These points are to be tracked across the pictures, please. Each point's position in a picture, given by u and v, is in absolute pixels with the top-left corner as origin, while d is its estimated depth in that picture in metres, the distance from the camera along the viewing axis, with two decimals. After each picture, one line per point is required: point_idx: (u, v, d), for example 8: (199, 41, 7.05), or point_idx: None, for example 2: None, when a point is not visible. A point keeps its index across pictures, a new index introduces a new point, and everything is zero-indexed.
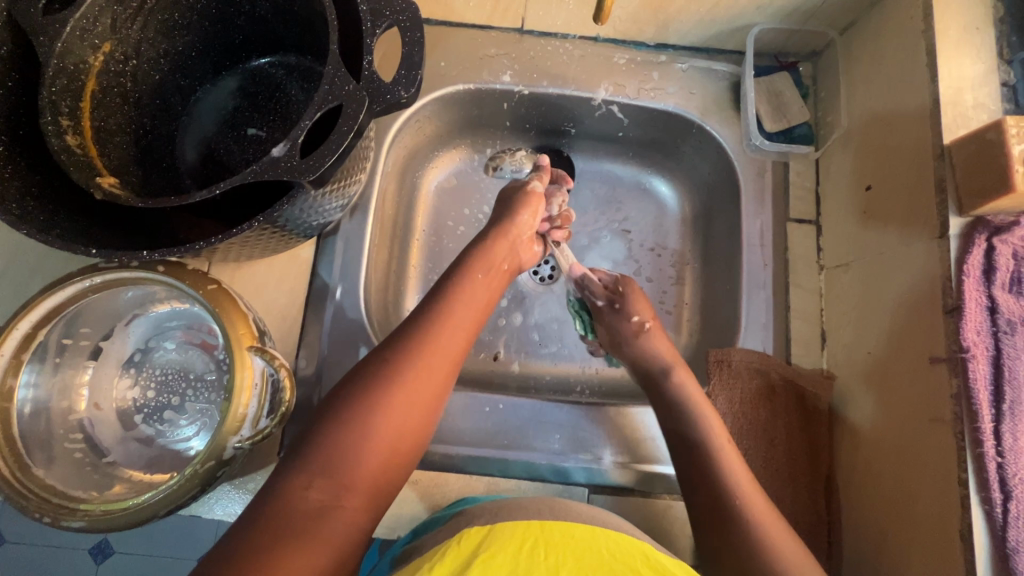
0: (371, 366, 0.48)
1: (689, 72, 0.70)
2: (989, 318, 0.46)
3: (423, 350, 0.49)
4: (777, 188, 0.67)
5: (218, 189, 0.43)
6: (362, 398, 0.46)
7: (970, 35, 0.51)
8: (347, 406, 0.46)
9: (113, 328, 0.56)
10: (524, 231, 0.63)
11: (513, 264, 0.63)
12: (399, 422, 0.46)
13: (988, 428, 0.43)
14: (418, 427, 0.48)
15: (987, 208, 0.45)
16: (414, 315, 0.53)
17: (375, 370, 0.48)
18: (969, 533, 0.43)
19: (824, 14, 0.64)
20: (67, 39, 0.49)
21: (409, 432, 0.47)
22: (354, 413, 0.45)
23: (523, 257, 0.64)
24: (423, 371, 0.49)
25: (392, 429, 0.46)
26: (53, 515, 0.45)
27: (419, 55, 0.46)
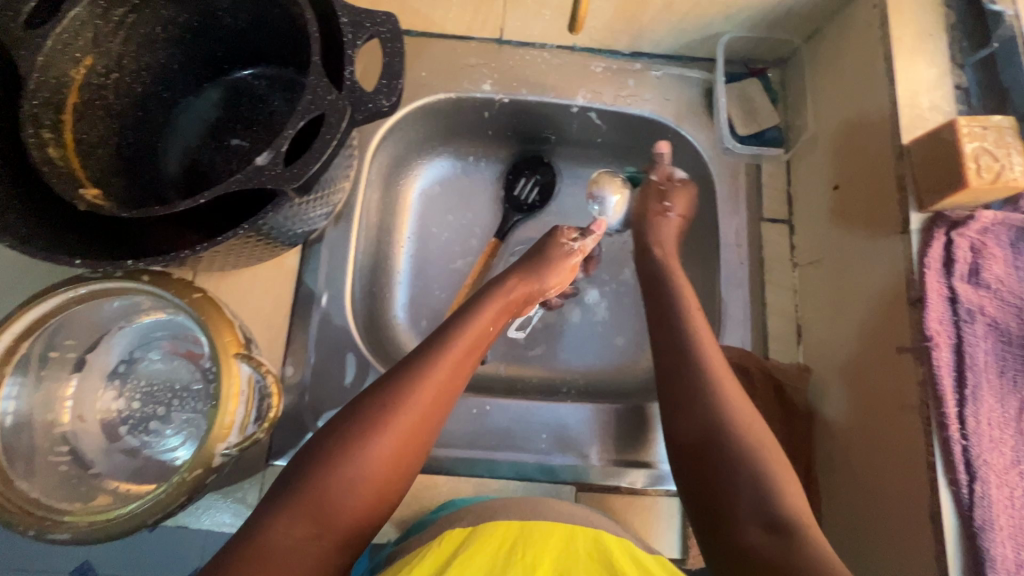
0: (374, 403, 0.49)
1: (663, 79, 0.72)
2: (950, 307, 0.48)
3: (423, 396, 0.50)
4: (751, 190, 0.70)
5: (202, 199, 0.43)
6: (356, 444, 0.47)
7: (924, 42, 0.54)
8: (334, 445, 0.47)
9: (98, 340, 0.56)
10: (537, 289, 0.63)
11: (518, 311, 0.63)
12: (393, 462, 0.48)
13: (952, 413, 0.45)
14: (411, 462, 0.49)
15: (945, 203, 0.48)
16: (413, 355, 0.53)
17: (360, 416, 0.49)
18: (938, 514, 0.45)
19: (789, 23, 0.67)
20: (48, 53, 0.49)
21: (400, 470, 0.48)
22: (349, 453, 0.46)
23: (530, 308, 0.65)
24: (427, 414, 0.50)
25: (386, 469, 0.47)
26: (39, 528, 0.45)
27: (399, 65, 0.48)
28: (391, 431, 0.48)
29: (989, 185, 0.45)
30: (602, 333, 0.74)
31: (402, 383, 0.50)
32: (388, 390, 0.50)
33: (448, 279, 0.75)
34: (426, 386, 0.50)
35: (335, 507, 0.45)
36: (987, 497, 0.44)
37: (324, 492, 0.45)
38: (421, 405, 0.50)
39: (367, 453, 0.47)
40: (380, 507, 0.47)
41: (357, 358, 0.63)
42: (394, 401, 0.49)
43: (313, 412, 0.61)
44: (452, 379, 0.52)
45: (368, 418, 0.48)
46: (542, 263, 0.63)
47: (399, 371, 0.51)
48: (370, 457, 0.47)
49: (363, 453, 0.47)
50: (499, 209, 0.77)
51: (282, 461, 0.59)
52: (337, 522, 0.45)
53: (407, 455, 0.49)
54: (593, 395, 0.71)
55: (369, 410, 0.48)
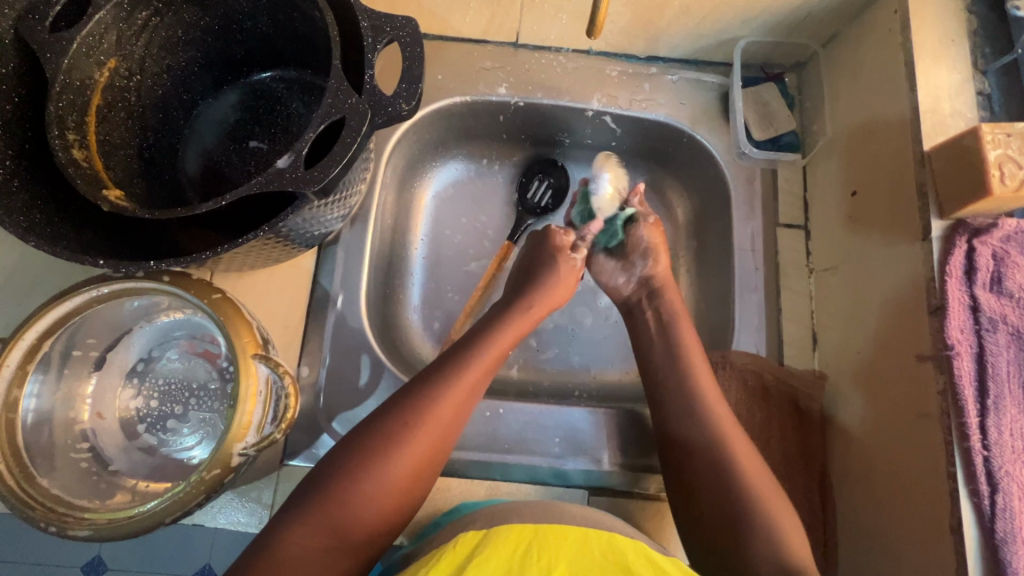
0: (391, 420, 0.50)
1: (679, 84, 0.72)
2: (971, 317, 0.47)
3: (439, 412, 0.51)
4: (766, 195, 0.69)
5: (224, 201, 0.44)
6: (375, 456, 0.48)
7: (946, 47, 0.54)
8: (360, 453, 0.48)
9: (117, 339, 0.57)
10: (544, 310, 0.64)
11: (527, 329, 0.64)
12: (415, 474, 0.49)
13: (974, 423, 0.45)
14: (428, 475, 0.50)
15: (967, 211, 0.47)
16: (427, 374, 0.54)
17: (382, 429, 0.49)
18: (959, 525, 0.44)
19: (807, 27, 0.66)
20: (72, 55, 0.50)
21: (416, 485, 0.49)
22: (369, 464, 0.47)
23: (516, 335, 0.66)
24: (441, 431, 0.50)
25: (403, 483, 0.48)
26: (59, 524, 0.46)
27: (419, 69, 0.48)
28: (413, 443, 0.49)
29: (1013, 193, 0.45)
30: (614, 337, 0.74)
31: (423, 397, 0.51)
32: (406, 406, 0.51)
33: (462, 282, 0.75)
34: (447, 400, 0.51)
35: (354, 512, 0.46)
36: (1009, 509, 0.43)
37: (344, 495, 0.46)
38: (442, 419, 0.51)
39: (387, 466, 0.47)
40: (398, 518, 0.48)
41: (371, 359, 0.63)
42: (417, 415, 0.50)
43: (328, 413, 0.62)
44: (470, 394, 0.53)
45: (383, 437, 0.49)
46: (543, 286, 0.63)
47: (417, 385, 0.52)
48: (393, 470, 0.48)
49: (387, 464, 0.47)
50: (513, 212, 0.78)
51: (297, 461, 0.59)
52: (354, 528, 0.46)
53: (426, 467, 0.50)
54: (606, 399, 0.71)
55: (392, 422, 0.50)
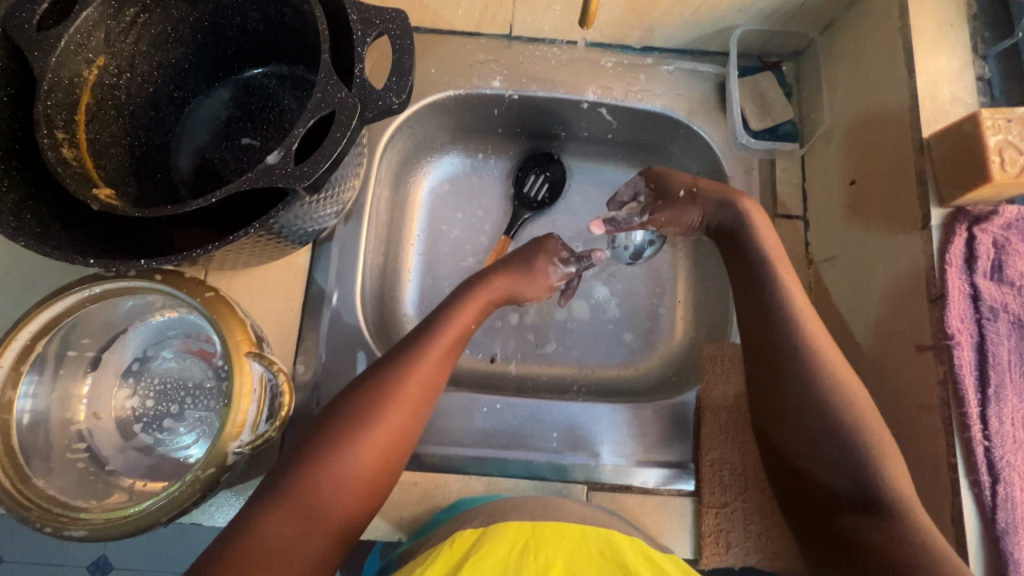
0: (354, 403, 0.50)
1: (675, 74, 0.71)
2: (972, 305, 0.47)
3: (404, 391, 0.51)
4: (764, 186, 0.68)
5: (213, 198, 0.43)
6: (343, 439, 0.48)
7: (945, 33, 0.53)
8: (326, 439, 0.48)
9: (112, 339, 0.57)
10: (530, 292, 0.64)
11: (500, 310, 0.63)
12: (381, 456, 0.49)
13: (975, 413, 0.44)
14: (396, 457, 0.50)
15: (967, 198, 0.47)
16: (389, 355, 0.53)
17: (348, 412, 0.49)
18: (959, 516, 0.44)
19: (804, 15, 0.65)
20: (61, 53, 0.49)
21: (387, 466, 0.49)
22: (337, 449, 0.47)
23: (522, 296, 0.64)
24: (406, 411, 0.50)
25: (373, 465, 0.48)
26: (55, 524, 0.46)
27: (409, 62, 0.47)
28: (377, 426, 0.49)
29: (1013, 179, 0.44)
30: (612, 330, 0.74)
31: (384, 379, 0.51)
32: (369, 388, 0.50)
33: (458, 278, 0.75)
34: (408, 381, 0.51)
35: (323, 497, 0.46)
36: (1010, 500, 0.43)
37: (314, 481, 0.46)
38: (403, 400, 0.51)
39: (354, 448, 0.48)
40: (370, 500, 0.48)
41: (367, 355, 0.63)
42: (379, 397, 0.50)
43: (324, 410, 0.61)
44: (433, 374, 0.53)
45: (349, 419, 0.49)
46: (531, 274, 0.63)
47: (378, 366, 0.52)
48: (359, 452, 0.48)
49: (352, 447, 0.48)
50: (508, 206, 0.77)
51: None
52: (328, 512, 0.46)
53: (393, 448, 0.50)
54: (604, 394, 0.70)
55: (354, 405, 0.50)
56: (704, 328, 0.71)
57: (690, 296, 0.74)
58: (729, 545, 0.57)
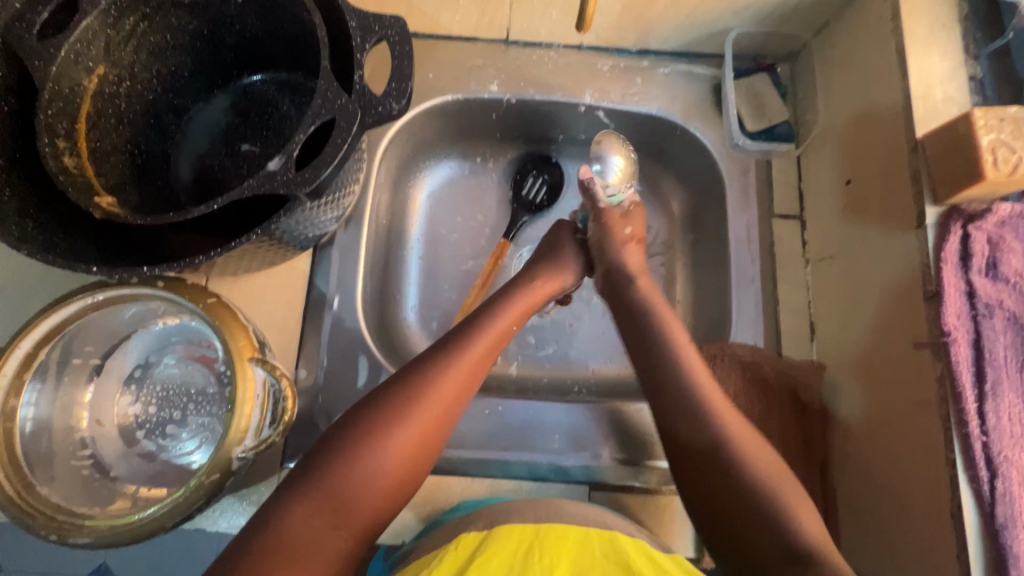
0: (395, 397, 0.49)
1: (671, 76, 0.72)
2: (968, 302, 0.47)
3: (446, 388, 0.50)
4: (761, 186, 0.69)
5: (217, 204, 0.44)
6: (382, 434, 0.47)
7: (937, 33, 0.54)
8: (358, 434, 0.47)
9: (114, 345, 0.57)
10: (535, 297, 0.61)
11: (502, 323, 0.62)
12: (414, 454, 0.48)
13: (972, 409, 0.45)
14: (431, 454, 0.49)
15: (961, 197, 0.47)
16: (433, 349, 0.53)
17: (388, 404, 0.48)
18: (958, 511, 0.44)
19: (797, 17, 0.66)
20: (61, 63, 0.50)
21: (420, 463, 0.48)
22: (372, 444, 0.46)
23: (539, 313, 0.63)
24: (446, 410, 0.50)
25: (406, 463, 0.47)
26: (59, 532, 0.46)
27: (408, 68, 0.48)
28: (412, 421, 0.48)
29: (1007, 177, 0.44)
30: (610, 331, 0.74)
31: (423, 373, 0.50)
32: (411, 383, 0.50)
33: (459, 281, 0.75)
34: (449, 376, 0.50)
35: (352, 493, 0.45)
36: (1009, 494, 0.43)
37: (345, 475, 0.45)
38: (446, 394, 0.50)
39: (391, 446, 0.47)
40: (397, 500, 0.47)
41: (368, 360, 0.63)
42: (416, 395, 0.49)
43: (326, 414, 0.61)
44: (473, 375, 0.52)
45: (386, 412, 0.48)
46: (540, 275, 0.62)
47: (421, 362, 0.52)
48: (393, 447, 0.47)
49: (385, 442, 0.47)
50: (508, 209, 0.77)
51: (297, 464, 0.59)
52: (356, 509, 0.45)
53: (424, 447, 0.48)
54: (605, 395, 0.71)
55: (393, 398, 0.49)
56: (702, 328, 0.72)
57: (689, 296, 0.74)
58: None
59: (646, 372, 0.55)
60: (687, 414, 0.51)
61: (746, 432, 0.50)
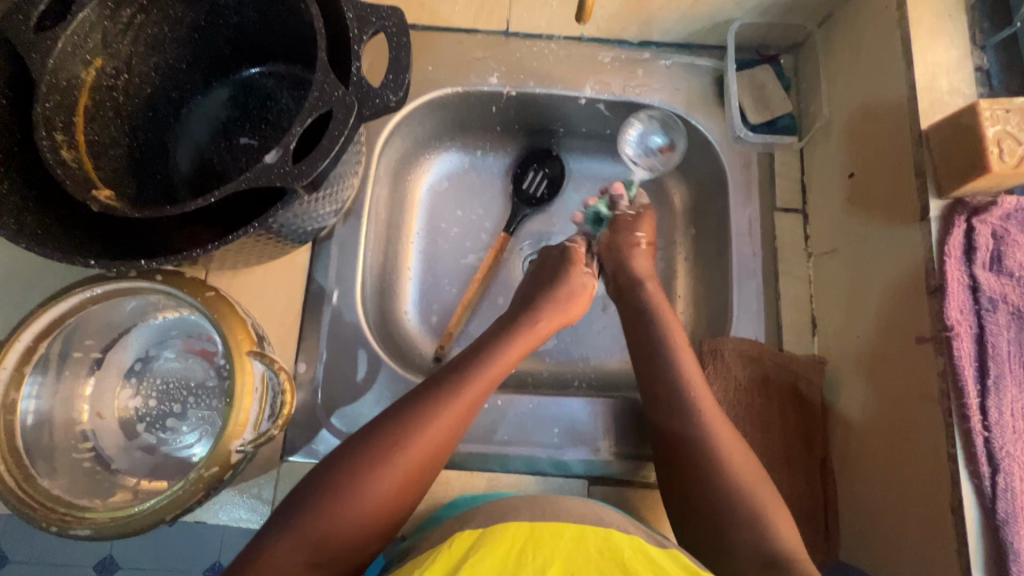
0: (382, 435, 0.49)
1: (673, 68, 0.71)
2: (971, 297, 0.47)
3: (434, 425, 0.50)
4: (763, 179, 0.68)
5: (213, 197, 0.43)
6: (366, 471, 0.47)
7: (943, 23, 0.53)
8: (356, 464, 0.48)
9: (114, 339, 0.57)
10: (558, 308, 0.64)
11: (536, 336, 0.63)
12: (407, 483, 0.49)
13: (974, 404, 0.44)
14: (417, 487, 0.50)
15: (965, 189, 0.47)
16: (425, 386, 0.53)
17: (375, 442, 0.49)
18: (959, 506, 0.44)
19: (801, 7, 0.65)
20: (59, 55, 0.49)
21: (404, 497, 0.49)
22: (356, 480, 0.47)
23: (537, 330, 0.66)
24: (433, 445, 0.50)
25: (389, 497, 0.48)
26: (60, 524, 0.46)
27: (406, 60, 0.47)
28: (410, 452, 0.49)
29: (1012, 169, 0.44)
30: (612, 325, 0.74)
31: (427, 404, 0.51)
32: (400, 420, 0.50)
33: (459, 275, 0.75)
34: (453, 408, 0.52)
35: (340, 521, 0.46)
36: (1011, 490, 0.43)
37: (327, 511, 0.46)
38: (432, 430, 0.50)
39: (374, 483, 0.47)
40: (381, 534, 0.48)
41: (368, 353, 0.63)
42: (403, 433, 0.49)
43: (326, 409, 0.62)
44: (463, 411, 0.52)
45: (372, 450, 0.49)
46: (557, 288, 0.65)
47: (412, 398, 0.52)
48: (388, 478, 0.48)
49: (380, 473, 0.48)
50: (508, 203, 0.77)
51: (296, 457, 0.60)
52: (336, 544, 0.46)
53: (408, 482, 0.49)
54: (605, 389, 0.71)
55: (381, 434, 0.50)
56: (703, 322, 0.71)
57: (689, 290, 0.74)
58: None
59: (648, 385, 0.59)
60: (685, 422, 0.55)
61: (733, 455, 0.53)
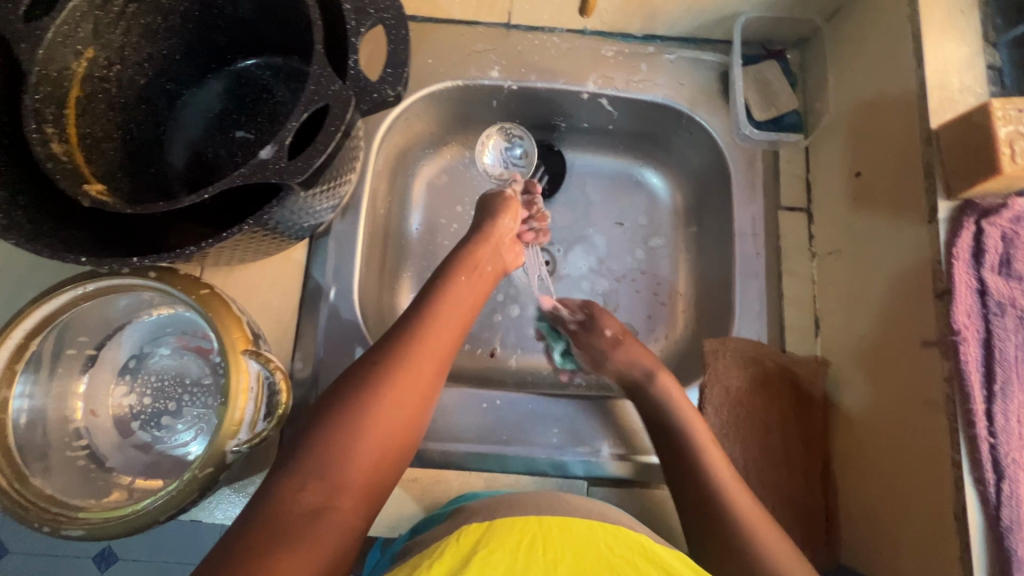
0: (360, 371, 0.48)
1: (677, 63, 0.70)
2: (979, 300, 0.46)
3: (411, 358, 0.49)
4: (768, 177, 0.67)
5: (207, 194, 0.42)
6: (354, 405, 0.45)
7: (955, 18, 0.52)
8: (335, 404, 0.46)
9: (108, 336, 0.56)
10: (507, 235, 0.64)
11: (499, 267, 0.63)
12: (396, 423, 0.47)
13: (981, 410, 0.44)
14: (412, 423, 0.48)
15: (976, 190, 0.46)
16: (394, 329, 0.52)
17: (356, 380, 0.47)
18: (963, 513, 0.44)
19: (810, 1, 0.63)
20: (49, 46, 0.48)
21: (400, 436, 0.47)
22: (349, 413, 0.45)
23: (511, 260, 0.65)
24: (416, 379, 0.49)
25: (384, 435, 0.46)
26: (53, 524, 0.45)
27: (405, 53, 0.46)
28: (389, 388, 0.47)
29: None
30: None
31: (393, 343, 0.50)
32: (376, 356, 0.49)
33: None
34: (420, 343, 0.51)
35: (340, 457, 0.43)
36: (1015, 497, 0.42)
37: (328, 446, 0.43)
38: (412, 364, 0.49)
39: (365, 417, 0.45)
40: (384, 476, 0.45)
41: (366, 352, 0.63)
42: (383, 367, 0.48)
43: None
44: (437, 342, 0.52)
45: (355, 386, 0.47)
46: (499, 215, 0.64)
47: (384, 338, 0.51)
48: (374, 412, 0.46)
49: (367, 408, 0.46)
50: None
51: None
52: (347, 479, 0.43)
53: (398, 421, 0.47)
54: (605, 388, 0.70)
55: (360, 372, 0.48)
56: (704, 322, 0.71)
57: (690, 289, 0.73)
58: None
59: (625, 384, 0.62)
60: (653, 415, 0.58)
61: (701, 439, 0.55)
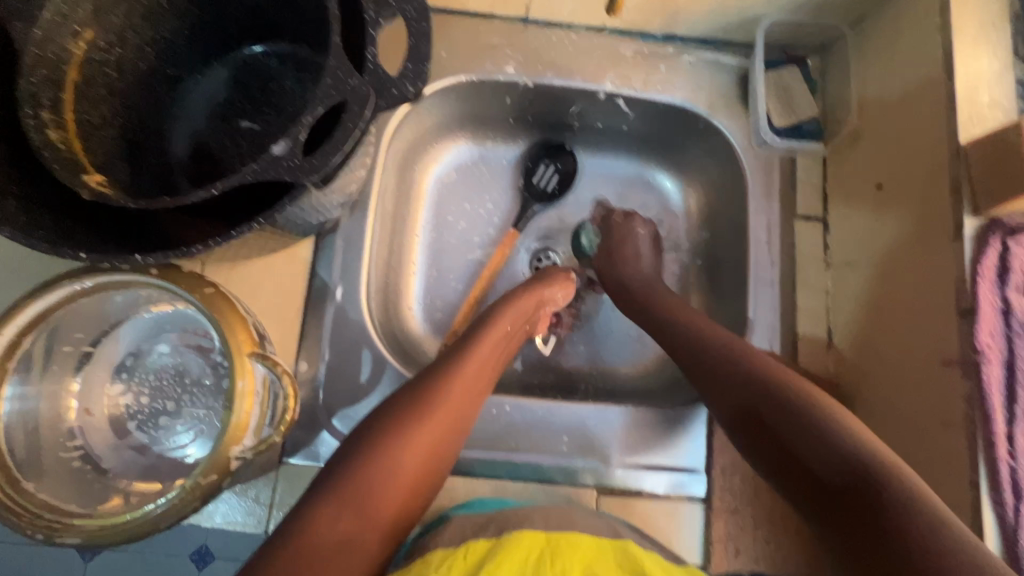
0: (404, 406, 0.49)
1: (696, 65, 0.68)
2: (1003, 320, 0.46)
3: (454, 397, 0.51)
4: (785, 185, 0.66)
5: (215, 190, 0.40)
6: (392, 442, 0.47)
7: (987, 32, 0.51)
8: (374, 436, 0.47)
9: (104, 332, 0.54)
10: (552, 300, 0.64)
11: (534, 325, 0.64)
12: (428, 458, 0.48)
13: (1002, 432, 0.43)
14: (443, 459, 0.49)
15: (1004, 209, 0.45)
16: (436, 363, 0.54)
17: (398, 415, 0.48)
18: (980, 534, 0.43)
19: (835, 7, 0.62)
20: (46, 25, 0.46)
21: (432, 470, 0.48)
22: (383, 450, 0.46)
23: (540, 328, 0.65)
24: (456, 417, 0.50)
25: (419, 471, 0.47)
26: (47, 531, 0.43)
27: (426, 47, 0.44)
28: (428, 424, 0.48)
29: None
30: (619, 329, 0.72)
31: (431, 379, 0.51)
32: (420, 392, 0.50)
33: (465, 272, 0.73)
34: (457, 377, 0.52)
35: (375, 491, 0.44)
36: None
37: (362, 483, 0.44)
38: (454, 403, 0.50)
39: (399, 453, 0.46)
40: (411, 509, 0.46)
41: (373, 354, 0.61)
42: (424, 403, 0.49)
43: (328, 411, 0.59)
44: (478, 384, 0.53)
45: (396, 421, 0.48)
46: (547, 280, 0.64)
47: (428, 374, 0.52)
48: (413, 452, 0.47)
49: (405, 446, 0.47)
50: (517, 198, 0.75)
51: (296, 460, 0.57)
52: (379, 508, 0.44)
53: (433, 456, 0.48)
54: (612, 395, 0.69)
55: (403, 409, 0.49)
56: None
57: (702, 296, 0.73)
58: (738, 550, 0.57)
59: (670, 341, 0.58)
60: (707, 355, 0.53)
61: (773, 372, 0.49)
